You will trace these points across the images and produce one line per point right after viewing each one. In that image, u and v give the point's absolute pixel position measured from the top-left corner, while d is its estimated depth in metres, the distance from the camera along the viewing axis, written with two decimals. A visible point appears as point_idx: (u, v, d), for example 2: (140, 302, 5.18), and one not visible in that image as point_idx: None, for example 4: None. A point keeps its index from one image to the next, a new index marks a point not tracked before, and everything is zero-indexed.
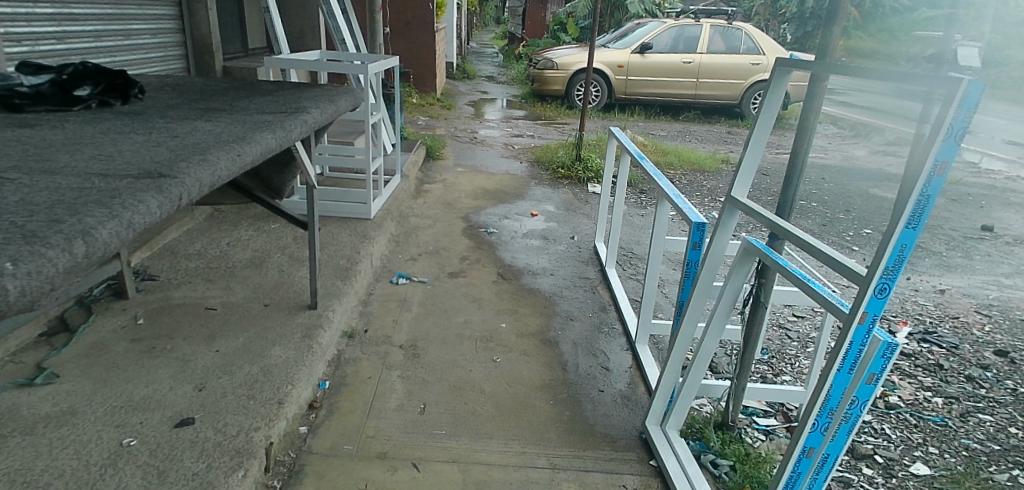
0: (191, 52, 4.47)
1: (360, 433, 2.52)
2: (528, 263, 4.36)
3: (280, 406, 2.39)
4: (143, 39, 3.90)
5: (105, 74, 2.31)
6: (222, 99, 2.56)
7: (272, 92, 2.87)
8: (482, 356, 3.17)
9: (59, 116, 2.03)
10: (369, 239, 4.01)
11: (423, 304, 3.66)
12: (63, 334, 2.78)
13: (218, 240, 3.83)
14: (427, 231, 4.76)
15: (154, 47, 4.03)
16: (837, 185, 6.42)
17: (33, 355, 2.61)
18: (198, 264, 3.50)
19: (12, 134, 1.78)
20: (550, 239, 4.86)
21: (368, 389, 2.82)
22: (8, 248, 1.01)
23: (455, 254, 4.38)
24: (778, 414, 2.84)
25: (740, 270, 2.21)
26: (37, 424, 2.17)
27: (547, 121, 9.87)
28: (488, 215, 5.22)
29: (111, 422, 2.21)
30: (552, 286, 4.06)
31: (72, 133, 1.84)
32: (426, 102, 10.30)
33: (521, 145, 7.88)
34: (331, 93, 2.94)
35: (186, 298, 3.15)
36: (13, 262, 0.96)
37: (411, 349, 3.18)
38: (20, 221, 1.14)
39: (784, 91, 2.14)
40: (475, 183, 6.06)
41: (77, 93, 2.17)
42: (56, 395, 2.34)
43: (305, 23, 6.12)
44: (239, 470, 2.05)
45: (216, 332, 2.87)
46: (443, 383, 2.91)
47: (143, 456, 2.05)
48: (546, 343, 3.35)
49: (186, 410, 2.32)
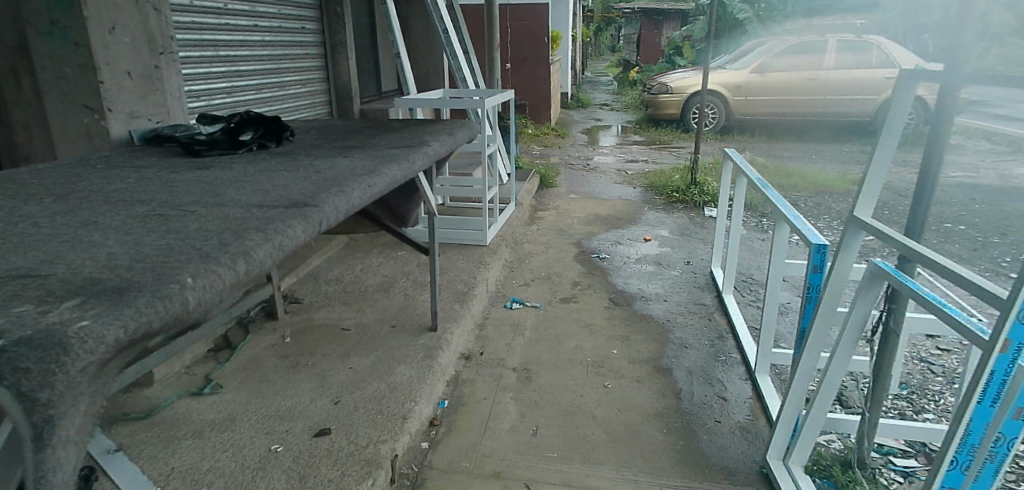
0: (334, 98, 5.02)
1: (475, 451, 2.65)
2: (640, 289, 4.32)
3: (403, 421, 2.58)
4: (295, 89, 4.45)
5: (264, 120, 2.71)
6: (357, 138, 2.87)
7: (398, 129, 3.16)
8: (593, 381, 3.19)
9: (228, 159, 2.40)
10: (485, 265, 4.21)
11: (535, 329, 3.76)
12: (227, 350, 3.21)
13: (353, 267, 4.22)
14: (540, 257, 4.89)
15: (304, 96, 4.58)
16: (997, 205, 5.68)
17: (205, 367, 3.04)
18: (335, 288, 3.89)
19: (194, 178, 2.14)
20: (663, 264, 4.77)
21: (483, 409, 2.96)
22: (191, 267, 1.35)
23: (567, 280, 4.45)
24: (919, 455, 2.56)
25: (867, 295, 2.04)
26: (206, 429, 2.54)
27: (662, 145, 9.73)
28: (601, 241, 5.25)
29: (263, 430, 2.54)
30: (666, 312, 3.99)
31: (238, 174, 2.18)
32: (542, 132, 10.59)
33: (635, 170, 7.83)
34: (451, 127, 3.19)
35: (326, 319, 3.50)
36: (194, 277, 1.30)
37: (523, 372, 3.28)
38: (202, 257, 1.43)
39: (911, 104, 1.99)
40: (588, 209, 6.13)
41: (242, 138, 2.56)
42: (220, 404, 2.72)
43: (431, 65, 6.62)
44: (368, 478, 2.24)
45: (350, 351, 3.17)
46: (554, 406, 2.97)
47: (288, 461, 2.33)
48: (659, 370, 3.30)
49: (323, 421, 2.59)
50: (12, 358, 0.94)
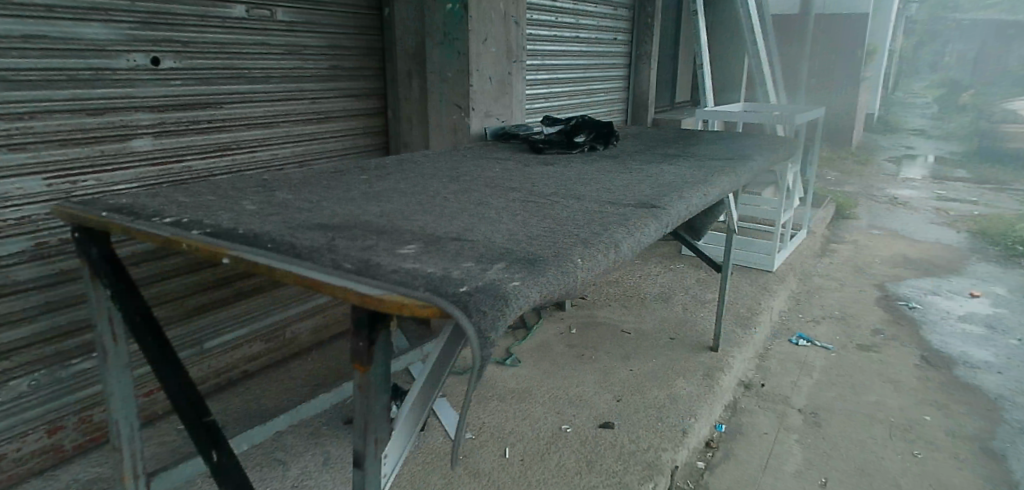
0: (631, 106, 5.25)
1: (755, 487, 2.49)
2: (966, 353, 3.60)
3: (683, 435, 2.56)
4: (600, 97, 4.74)
5: (596, 125, 2.97)
6: (675, 148, 2.94)
7: (713, 143, 3.15)
8: (899, 446, 2.75)
9: (567, 157, 2.66)
10: (770, 293, 3.98)
11: (825, 372, 3.40)
12: (522, 329, 3.56)
13: (632, 272, 4.35)
14: (831, 294, 4.41)
15: (606, 103, 4.86)
16: None
17: (505, 341, 3.42)
18: (616, 290, 4.05)
19: (546, 171, 2.42)
20: (1000, 328, 3.90)
21: (763, 444, 2.77)
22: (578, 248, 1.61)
23: (866, 325, 3.93)
24: None
25: None
26: (507, 395, 2.85)
27: (995, 185, 7.97)
28: (909, 287, 4.52)
29: (554, 409, 2.75)
30: (1004, 387, 3.26)
31: (580, 172, 2.42)
32: (832, 156, 9.54)
33: (958, 212, 6.55)
34: (771, 144, 3.09)
35: (607, 318, 3.67)
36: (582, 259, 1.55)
37: (810, 415, 2.99)
38: (582, 243, 1.67)
39: None
40: (893, 250, 5.32)
41: (577, 139, 2.83)
42: (518, 376, 3.02)
43: (727, 79, 6.44)
44: (650, 482, 2.27)
45: (631, 354, 3.26)
46: (848, 461, 2.65)
47: (576, 443, 2.49)
48: (993, 455, 2.70)
49: (606, 414, 2.70)
50: (476, 307, 1.22)
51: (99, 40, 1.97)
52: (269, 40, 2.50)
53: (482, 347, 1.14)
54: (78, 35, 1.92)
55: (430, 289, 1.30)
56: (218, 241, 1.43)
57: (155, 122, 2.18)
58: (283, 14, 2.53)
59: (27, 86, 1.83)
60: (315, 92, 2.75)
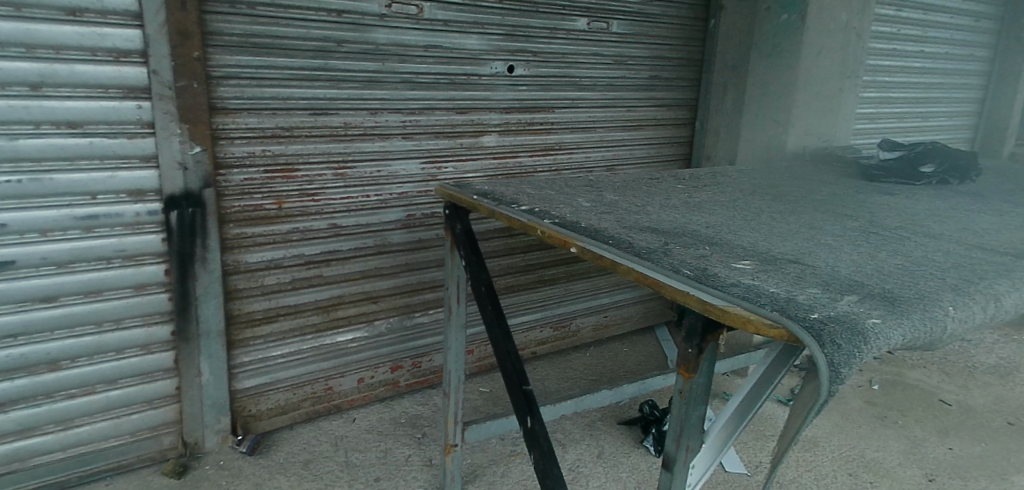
0: (982, 134, 4.29)
1: None
2: None
3: None
4: (943, 120, 3.98)
5: (953, 153, 2.51)
6: None
7: None
8: None
9: (910, 187, 2.29)
10: None
11: None
12: None
13: None
14: None
15: (949, 128, 4.05)
16: None
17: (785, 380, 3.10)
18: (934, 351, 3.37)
19: (883, 200, 2.12)
20: None
21: None
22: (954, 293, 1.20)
23: None
24: None
25: None
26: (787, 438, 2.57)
27: None
28: None
29: (845, 469, 2.38)
30: None
31: (928, 205, 2.07)
32: None
33: None
34: None
35: (920, 382, 3.07)
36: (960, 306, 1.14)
37: None
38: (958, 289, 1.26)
39: None
40: None
41: (923, 169, 2.43)
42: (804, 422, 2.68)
43: None
44: None
45: (953, 430, 2.67)
46: None
47: None
48: None
49: None
50: (833, 336, 0.89)
51: (476, 50, 2.24)
52: (601, 52, 2.61)
53: (830, 385, 0.83)
54: (462, 46, 2.20)
55: (776, 308, 0.98)
56: (566, 231, 1.53)
57: (502, 122, 2.40)
58: (616, 26, 2.63)
59: (421, 87, 2.15)
60: (632, 102, 2.81)
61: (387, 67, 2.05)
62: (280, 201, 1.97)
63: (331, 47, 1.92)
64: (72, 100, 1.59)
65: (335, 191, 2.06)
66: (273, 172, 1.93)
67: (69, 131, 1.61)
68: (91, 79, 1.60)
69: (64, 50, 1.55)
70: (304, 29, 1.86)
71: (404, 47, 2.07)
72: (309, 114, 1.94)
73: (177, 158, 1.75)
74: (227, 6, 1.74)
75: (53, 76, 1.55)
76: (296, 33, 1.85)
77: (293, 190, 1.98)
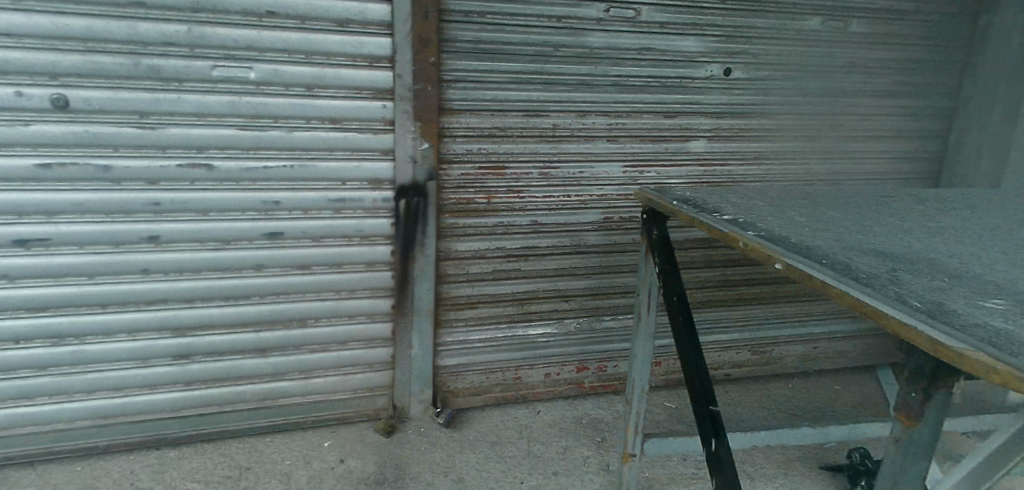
0: None
1: None
2: None
3: None
4: None
5: None
6: None
7: None
8: None
9: None
10: None
11: None
12: None
13: None
14: None
15: None
16: None
17: None
18: None
19: None
20: None
21: None
22: None
23: None
24: None
25: None
26: None
27: None
28: None
29: None
30: None
31: None
32: None
33: None
34: None
35: None
36: None
37: None
38: None
39: None
40: None
41: None
42: None
43: None
44: None
45: None
46: None
47: None
48: None
49: None
50: None
51: (692, 52, 2.17)
52: (834, 54, 2.35)
53: None
54: (676, 48, 2.15)
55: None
56: (774, 247, 1.28)
57: (713, 127, 2.29)
58: (856, 25, 2.34)
59: (631, 89, 2.15)
60: (869, 110, 2.47)
61: (599, 71, 2.09)
62: (490, 195, 2.13)
63: (549, 51, 2.03)
64: (336, 100, 1.92)
65: (539, 189, 2.16)
66: (486, 168, 2.10)
67: (332, 126, 1.94)
68: (352, 83, 1.92)
69: (335, 58, 1.88)
70: (526, 35, 1.99)
71: (617, 50, 2.09)
72: (522, 115, 2.07)
73: (409, 153, 2.01)
74: (463, 15, 1.94)
75: (325, 79, 1.89)
76: (517, 39, 1.99)
77: (501, 186, 2.13)
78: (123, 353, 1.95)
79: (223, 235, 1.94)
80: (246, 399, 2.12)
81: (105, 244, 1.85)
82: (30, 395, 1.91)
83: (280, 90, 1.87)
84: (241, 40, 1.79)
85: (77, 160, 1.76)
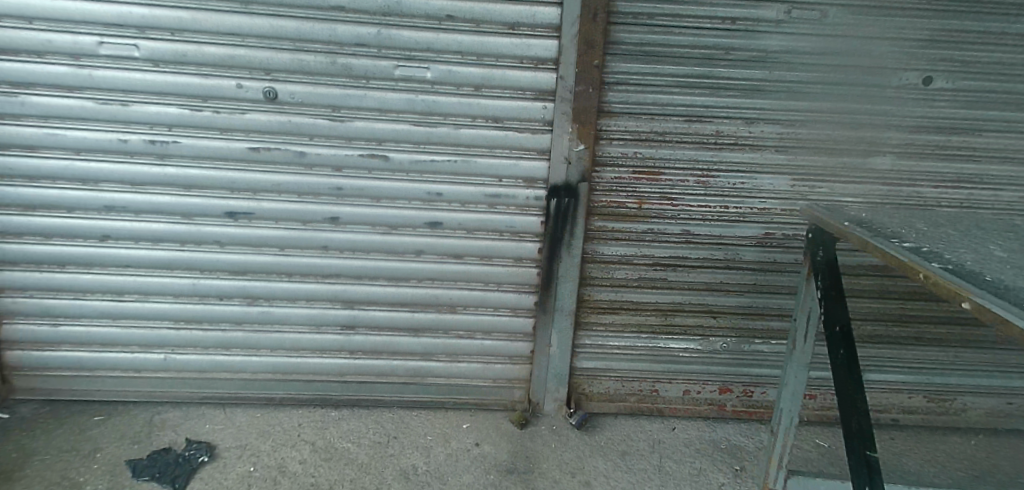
0: None
1: None
2: None
3: None
4: None
5: None
6: None
7: None
8: None
9: None
10: None
11: None
12: None
13: None
14: None
15: None
16: None
17: None
18: None
19: None
20: None
21: None
22: None
23: None
24: None
25: None
26: None
27: None
28: None
29: None
30: None
31: None
32: None
33: None
34: None
35: None
36: None
37: None
38: None
39: None
40: None
41: None
42: None
43: None
44: None
45: None
46: None
47: None
48: None
49: None
50: None
51: (884, 58, 1.95)
52: None
53: None
54: (866, 53, 1.95)
55: None
56: (957, 279, 1.12)
57: (902, 142, 2.04)
58: None
59: (807, 97, 1.99)
60: None
61: (772, 76, 1.96)
62: (641, 201, 2.09)
63: (719, 55, 1.94)
64: (500, 100, 2.00)
65: (695, 198, 2.08)
66: (640, 173, 2.06)
67: (495, 125, 2.02)
68: (516, 83, 1.98)
69: (503, 59, 1.96)
70: (695, 37, 1.92)
71: (795, 55, 1.95)
72: (684, 120, 2.00)
73: (564, 154, 2.03)
74: (630, 17, 1.91)
75: (492, 80, 1.97)
76: (686, 41, 1.92)
77: (655, 192, 2.08)
78: (300, 318, 2.21)
79: (390, 221, 2.11)
80: (397, 373, 2.29)
81: (295, 221, 2.10)
82: (229, 345, 2.23)
83: (451, 89, 1.98)
84: (421, 42, 1.93)
85: (279, 146, 2.01)
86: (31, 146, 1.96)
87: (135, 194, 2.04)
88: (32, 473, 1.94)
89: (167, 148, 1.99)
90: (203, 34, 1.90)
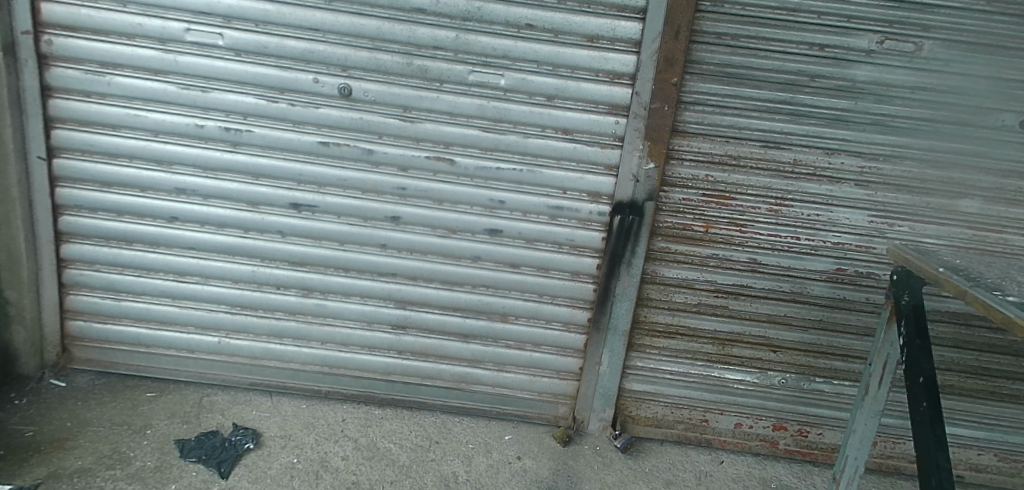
0: None
1: None
2: None
3: None
4: None
5: None
6: None
7: None
8: None
9: None
10: None
11: None
12: None
13: None
14: None
15: None
16: None
17: None
18: None
19: None
20: None
21: None
22: None
23: None
24: None
25: None
26: None
27: None
28: None
29: None
30: None
31: None
32: None
33: None
34: None
35: None
36: None
37: None
38: None
39: None
40: None
41: None
42: None
43: None
44: None
45: None
46: None
47: None
48: None
49: None
50: None
51: (979, 96, 1.86)
52: None
53: None
54: (960, 90, 1.86)
55: None
56: None
57: (992, 186, 1.94)
58: None
59: (893, 131, 1.91)
60: None
61: (859, 107, 1.89)
62: (709, 225, 2.03)
63: (804, 81, 1.88)
64: (573, 112, 1.97)
65: (766, 226, 2.02)
66: (710, 196, 2.00)
67: (565, 137, 2.00)
68: (590, 96, 1.95)
69: (579, 71, 1.93)
70: (781, 62, 1.86)
71: (885, 87, 1.87)
72: (761, 146, 1.94)
73: (633, 171, 1.99)
74: (713, 37, 1.86)
75: (566, 92, 1.95)
76: (770, 65, 1.87)
77: (723, 217, 2.02)
78: (353, 314, 2.22)
79: (451, 225, 2.10)
80: (443, 378, 2.28)
81: (357, 217, 2.10)
82: (280, 334, 2.25)
83: (524, 98, 1.97)
84: (498, 48, 1.92)
85: (350, 142, 2.02)
86: (114, 125, 2.02)
87: (206, 179, 2.07)
88: (86, 444, 1.98)
89: (242, 136, 2.02)
90: (286, 28, 1.92)
